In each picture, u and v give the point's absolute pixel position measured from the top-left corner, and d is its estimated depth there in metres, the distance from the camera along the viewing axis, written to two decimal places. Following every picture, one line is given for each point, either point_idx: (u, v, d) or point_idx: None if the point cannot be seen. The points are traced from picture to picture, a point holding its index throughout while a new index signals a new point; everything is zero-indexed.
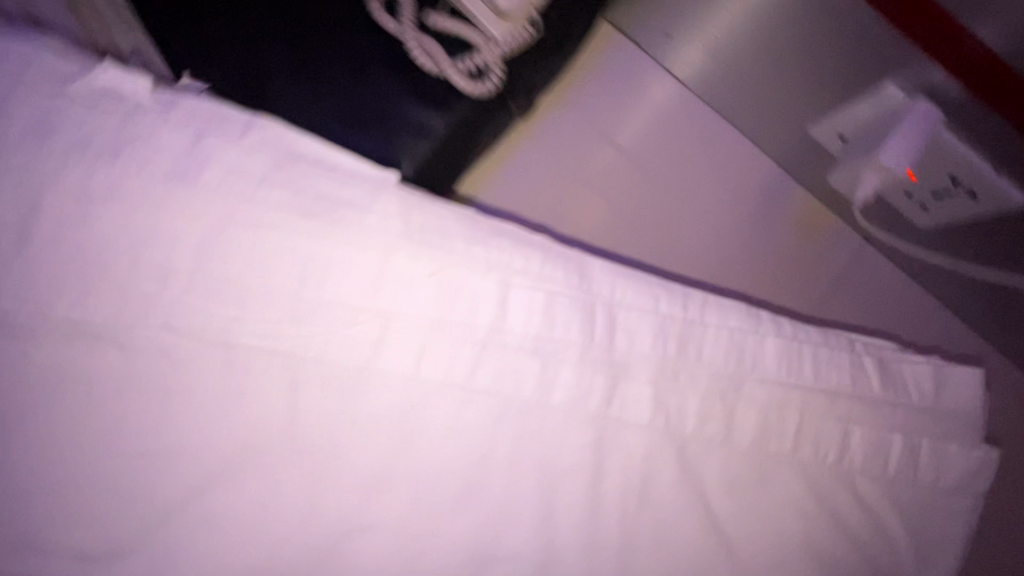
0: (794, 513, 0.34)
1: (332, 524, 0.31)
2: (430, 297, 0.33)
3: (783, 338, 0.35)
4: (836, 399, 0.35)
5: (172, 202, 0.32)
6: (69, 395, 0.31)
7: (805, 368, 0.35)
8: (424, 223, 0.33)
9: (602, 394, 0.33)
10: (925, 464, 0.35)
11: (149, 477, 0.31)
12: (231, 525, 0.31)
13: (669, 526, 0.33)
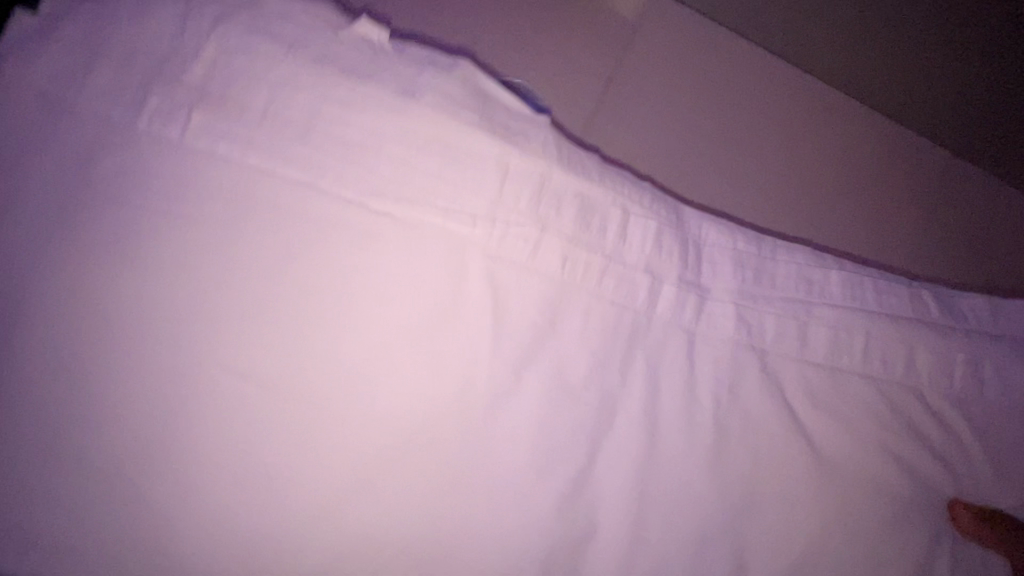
0: (871, 414, 0.38)
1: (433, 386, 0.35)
2: (574, 218, 0.38)
3: (848, 272, 0.41)
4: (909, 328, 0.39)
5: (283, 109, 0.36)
6: (202, 231, 0.35)
7: (872, 295, 0.41)
8: (578, 163, 0.40)
9: (693, 309, 0.39)
10: (992, 381, 0.39)
11: (271, 309, 0.34)
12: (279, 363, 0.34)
13: (760, 422, 0.37)
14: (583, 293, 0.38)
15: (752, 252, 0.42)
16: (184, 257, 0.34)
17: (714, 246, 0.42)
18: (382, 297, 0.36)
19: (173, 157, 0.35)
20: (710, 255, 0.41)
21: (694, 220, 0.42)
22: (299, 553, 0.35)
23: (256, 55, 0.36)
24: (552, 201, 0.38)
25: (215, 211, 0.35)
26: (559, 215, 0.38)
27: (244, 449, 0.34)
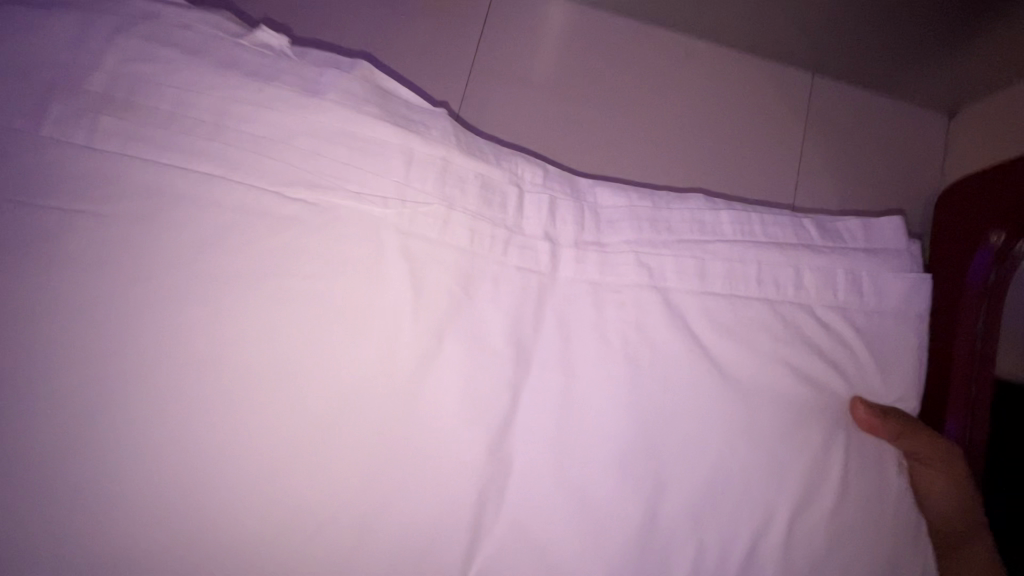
0: (770, 339, 0.41)
1: (352, 354, 0.36)
2: (475, 192, 0.41)
3: (736, 212, 0.44)
4: (790, 256, 0.43)
5: (188, 100, 0.37)
6: (102, 230, 0.34)
7: (756, 230, 0.44)
8: (474, 145, 0.43)
9: (595, 262, 0.41)
10: (868, 288, 0.44)
11: (172, 292, 0.35)
12: (176, 344, 0.34)
13: (667, 354, 0.40)
14: (491, 262, 0.40)
15: (647, 207, 0.44)
16: (83, 258, 0.34)
17: (612, 206, 0.44)
18: (294, 278, 0.36)
19: (70, 162, 0.35)
20: (605, 212, 0.44)
21: (586, 186, 0.45)
22: (232, 535, 0.34)
23: (143, 67, 0.37)
24: (456, 182, 0.40)
25: (116, 214, 0.35)
26: (463, 194, 0.40)
27: (160, 429, 0.34)
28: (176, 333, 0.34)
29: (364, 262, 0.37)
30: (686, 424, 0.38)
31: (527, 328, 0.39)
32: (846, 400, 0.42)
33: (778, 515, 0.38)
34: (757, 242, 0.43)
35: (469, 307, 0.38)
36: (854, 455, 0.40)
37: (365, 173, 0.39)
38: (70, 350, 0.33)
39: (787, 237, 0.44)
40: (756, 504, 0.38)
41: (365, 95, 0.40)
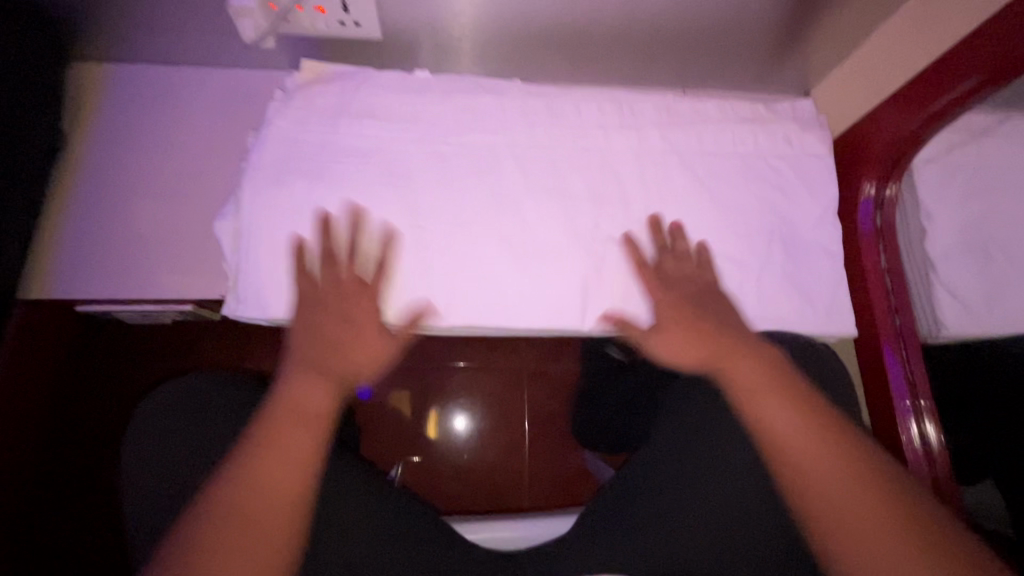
0: (765, 180, 0.63)
1: (515, 207, 0.59)
2: (546, 114, 0.63)
3: (726, 106, 0.65)
4: (758, 132, 0.64)
5: (395, 92, 0.62)
6: (375, 159, 0.59)
7: (739, 116, 0.65)
8: (549, 88, 0.64)
9: (635, 141, 0.63)
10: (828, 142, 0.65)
11: (404, 183, 0.58)
12: (397, 212, 0.57)
13: (692, 195, 0.62)
14: (575, 151, 0.62)
15: (664, 106, 0.64)
16: (358, 172, 0.58)
17: (643, 107, 0.64)
18: (451, 177, 0.59)
19: (362, 136, 0.60)
20: (640, 110, 0.64)
21: (628, 94, 0.64)
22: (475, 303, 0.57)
23: (379, 83, 0.62)
24: (544, 111, 0.63)
25: (376, 154, 0.59)
26: (542, 116, 0.62)
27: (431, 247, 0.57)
28: (414, 201, 0.58)
29: (488, 162, 0.60)
30: (702, 224, 0.61)
31: (602, 188, 0.61)
32: (816, 228, 0.62)
33: (796, 282, 0.60)
34: (755, 125, 0.64)
35: (570, 174, 0.61)
36: (830, 242, 0.62)
37: (480, 119, 0.62)
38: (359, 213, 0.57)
39: (756, 118, 0.65)
40: (776, 275, 0.60)
41: (492, 81, 0.64)
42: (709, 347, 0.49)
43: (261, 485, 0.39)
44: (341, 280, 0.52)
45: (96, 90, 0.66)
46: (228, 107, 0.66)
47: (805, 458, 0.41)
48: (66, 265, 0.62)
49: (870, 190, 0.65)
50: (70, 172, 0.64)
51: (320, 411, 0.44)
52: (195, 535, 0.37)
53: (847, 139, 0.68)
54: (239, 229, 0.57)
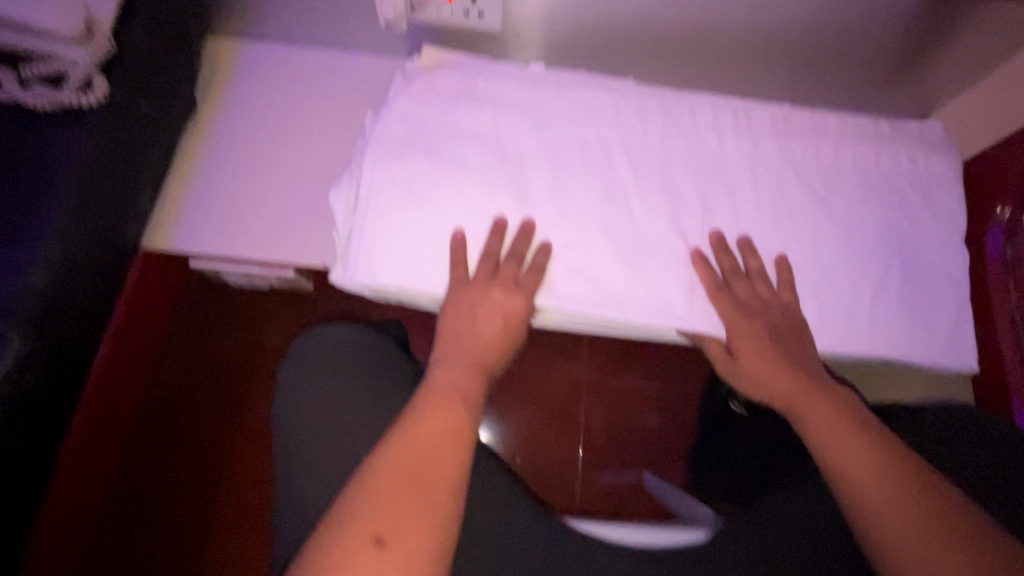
0: (886, 200, 0.60)
1: (624, 205, 0.59)
2: (660, 116, 0.62)
3: (846, 124, 0.63)
4: (879, 149, 0.62)
5: (512, 81, 0.63)
6: (490, 145, 0.60)
7: (861, 133, 0.63)
8: (663, 91, 0.64)
9: (750, 149, 0.61)
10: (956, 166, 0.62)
11: (517, 172, 0.59)
12: (509, 200, 0.58)
13: (807, 209, 0.59)
14: (688, 154, 0.61)
15: (781, 116, 0.63)
16: (473, 156, 0.59)
17: (760, 115, 0.63)
18: (564, 168, 0.60)
19: (479, 122, 0.61)
20: (755, 119, 0.63)
21: (743, 102, 0.63)
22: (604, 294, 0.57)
23: (498, 73, 0.63)
24: (658, 113, 0.62)
25: (491, 141, 0.60)
26: (656, 118, 0.62)
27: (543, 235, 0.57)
28: (525, 190, 0.59)
29: (600, 157, 0.60)
30: (817, 239, 0.58)
31: (713, 193, 0.60)
32: (940, 255, 0.59)
33: (918, 308, 0.57)
34: (878, 144, 0.62)
35: (682, 176, 0.60)
36: (955, 271, 0.58)
37: (594, 114, 0.62)
38: (474, 197, 0.58)
39: (879, 136, 0.62)
40: (896, 300, 0.57)
41: (607, 79, 0.64)
42: (790, 376, 0.52)
43: (425, 445, 0.45)
44: (499, 273, 0.55)
45: (228, 63, 0.70)
46: (348, 88, 0.69)
47: (866, 476, 0.45)
48: (188, 220, 0.64)
49: (1003, 212, 0.59)
50: (198, 135, 0.67)
51: (465, 391, 0.50)
52: (376, 475, 0.43)
53: (983, 161, 0.63)
54: (351, 199, 0.58)
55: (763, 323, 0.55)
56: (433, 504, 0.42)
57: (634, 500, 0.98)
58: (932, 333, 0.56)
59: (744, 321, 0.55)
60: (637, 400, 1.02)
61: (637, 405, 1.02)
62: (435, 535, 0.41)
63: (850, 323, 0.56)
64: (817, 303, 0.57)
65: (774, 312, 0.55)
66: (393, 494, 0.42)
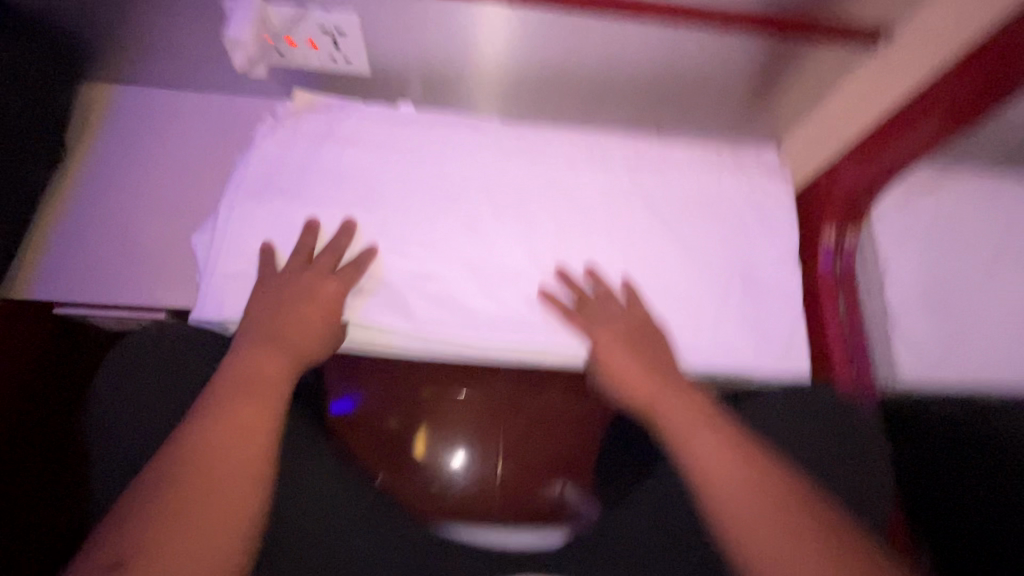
0: (728, 223, 0.65)
1: (486, 239, 0.62)
2: (519, 150, 0.66)
3: (693, 154, 0.68)
4: (722, 177, 0.67)
5: (378, 123, 0.65)
6: (355, 187, 0.62)
7: (706, 163, 0.68)
8: (523, 128, 0.67)
9: (603, 179, 0.65)
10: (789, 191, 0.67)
11: (381, 210, 0.62)
12: (370, 238, 0.61)
13: (655, 234, 0.64)
14: (545, 188, 0.64)
15: (632, 147, 0.68)
16: (337, 198, 0.62)
17: (613, 147, 0.67)
18: (426, 203, 0.63)
19: (345, 164, 0.63)
20: (608, 150, 0.67)
21: (598, 135, 0.68)
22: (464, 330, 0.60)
23: (363, 116, 0.66)
24: (518, 148, 0.66)
25: (354, 181, 0.63)
26: (514, 152, 0.66)
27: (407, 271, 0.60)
28: (391, 228, 0.61)
29: (460, 191, 0.63)
30: (665, 261, 0.63)
31: (569, 223, 0.63)
32: (778, 273, 0.64)
33: (756, 323, 0.62)
34: (722, 174, 0.67)
35: (538, 209, 0.64)
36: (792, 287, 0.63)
37: (455, 150, 0.65)
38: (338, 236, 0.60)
39: (722, 166, 0.68)
40: (737, 316, 0.62)
41: (472, 117, 0.68)
42: (649, 381, 0.53)
43: (221, 440, 0.42)
44: (314, 265, 0.57)
45: (100, 110, 0.70)
46: (224, 132, 0.71)
47: (678, 461, 0.47)
48: (63, 274, 0.65)
49: (830, 235, 0.65)
50: (70, 185, 0.68)
51: (270, 381, 0.48)
52: (170, 476, 0.39)
53: (809, 190, 0.69)
54: (214, 243, 0.59)
55: (613, 345, 0.58)
56: (229, 500, 0.39)
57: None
58: (766, 342, 0.61)
59: (601, 333, 0.57)
60: None
61: None
62: (234, 529, 0.38)
63: (691, 337, 0.61)
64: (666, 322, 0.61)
65: (629, 320, 0.58)
66: (189, 492, 0.39)
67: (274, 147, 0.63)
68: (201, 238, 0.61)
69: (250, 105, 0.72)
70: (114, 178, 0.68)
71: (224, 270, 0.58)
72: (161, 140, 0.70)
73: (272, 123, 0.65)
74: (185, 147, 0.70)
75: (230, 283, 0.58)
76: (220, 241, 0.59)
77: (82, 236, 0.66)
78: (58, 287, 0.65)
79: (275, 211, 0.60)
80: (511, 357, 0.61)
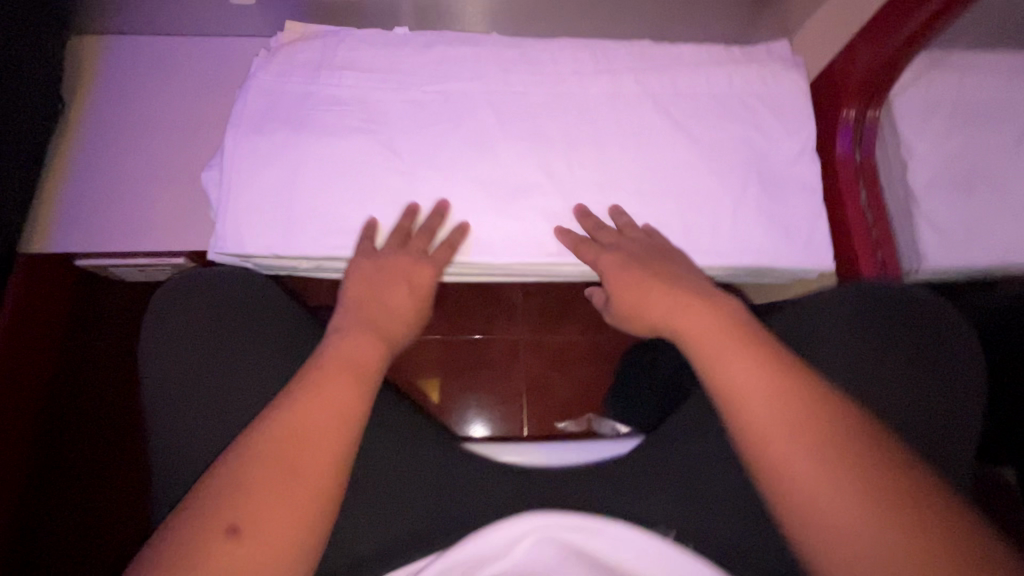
0: (742, 119, 0.63)
1: (495, 154, 0.61)
2: (520, 62, 0.64)
3: (700, 53, 0.65)
4: (732, 72, 0.64)
5: (374, 46, 0.64)
6: (358, 111, 0.61)
7: (714, 61, 0.65)
8: (522, 41, 0.65)
9: (609, 85, 0.63)
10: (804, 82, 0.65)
11: (386, 133, 0.60)
12: (378, 162, 0.59)
13: (667, 136, 0.62)
14: (550, 99, 0.63)
15: (637, 52, 0.65)
16: (340, 123, 0.60)
17: (617, 53, 0.65)
18: (431, 123, 0.61)
19: (345, 89, 0.62)
20: (613, 57, 0.65)
21: (601, 43, 0.66)
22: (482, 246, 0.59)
23: (358, 40, 0.64)
24: (519, 61, 0.64)
25: (357, 106, 0.61)
26: (516, 66, 0.64)
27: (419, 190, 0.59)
28: (398, 150, 0.60)
29: (466, 109, 0.62)
30: (680, 163, 0.61)
31: (578, 132, 0.62)
32: (798, 165, 0.62)
33: (779, 216, 0.60)
34: (733, 69, 0.64)
35: (545, 120, 0.62)
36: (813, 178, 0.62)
37: (457, 68, 0.63)
38: (345, 162, 0.59)
39: (732, 61, 0.65)
40: (758, 211, 0.60)
41: (469, 34, 0.66)
42: (662, 294, 0.52)
43: (313, 425, 0.43)
44: (408, 245, 0.57)
45: (92, 62, 0.69)
46: (218, 73, 0.69)
47: (748, 393, 0.42)
48: (74, 224, 0.64)
49: (850, 115, 0.64)
50: (71, 138, 0.67)
51: (363, 360, 0.48)
52: (245, 458, 0.41)
53: (826, 73, 0.67)
54: (221, 177, 0.59)
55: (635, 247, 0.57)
56: (313, 485, 0.41)
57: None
58: (790, 236, 0.60)
59: (604, 259, 0.56)
60: (576, 355, 1.08)
61: (578, 358, 1.08)
62: (303, 525, 0.40)
63: (711, 239, 0.59)
64: (685, 223, 0.60)
65: (635, 246, 0.56)
66: (262, 475, 0.40)
67: (270, 78, 0.62)
68: (208, 176, 0.60)
69: (242, 46, 0.71)
70: (114, 128, 0.67)
71: (235, 203, 0.58)
72: (156, 86, 0.69)
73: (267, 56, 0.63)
74: (180, 91, 0.69)
75: (243, 215, 0.57)
76: (228, 176, 0.59)
77: (88, 186, 0.65)
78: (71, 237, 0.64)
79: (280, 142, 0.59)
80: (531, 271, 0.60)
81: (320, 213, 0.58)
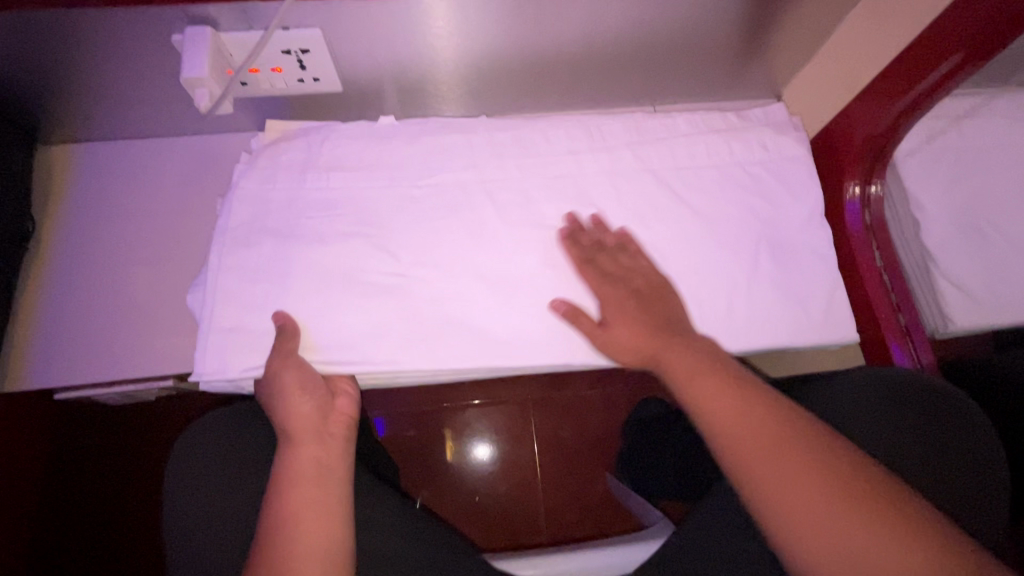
0: (744, 189, 0.61)
1: (496, 248, 0.58)
2: (514, 146, 0.61)
3: (696, 121, 0.64)
4: (731, 138, 0.62)
5: (358, 145, 0.61)
6: (349, 216, 0.58)
7: (710, 127, 0.64)
8: (512, 122, 0.63)
9: (608, 164, 0.61)
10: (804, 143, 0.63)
11: (381, 237, 0.57)
12: (374, 267, 0.56)
13: (671, 213, 0.60)
14: (549, 183, 0.60)
15: (632, 124, 0.63)
16: (331, 231, 0.57)
17: (612, 127, 0.63)
18: (426, 220, 0.58)
19: (333, 194, 0.59)
20: (608, 132, 0.63)
21: (594, 117, 0.63)
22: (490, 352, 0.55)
23: (343, 138, 0.61)
24: (512, 145, 0.62)
25: (346, 210, 0.58)
26: (508, 151, 0.61)
27: (421, 297, 0.56)
28: (394, 253, 0.57)
29: (462, 201, 0.59)
30: (687, 240, 0.59)
31: (582, 216, 0.59)
32: (805, 231, 0.60)
33: (794, 288, 0.58)
34: (730, 134, 0.63)
35: (544, 206, 0.59)
36: (823, 245, 0.60)
37: (449, 158, 0.61)
38: (340, 270, 0.56)
39: (728, 127, 0.63)
40: (774, 285, 0.58)
41: (458, 117, 0.64)
42: None
43: (303, 540, 0.43)
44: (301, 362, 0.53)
45: (62, 174, 0.66)
46: (201, 175, 0.67)
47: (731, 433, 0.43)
48: (57, 350, 0.61)
49: (854, 189, 0.64)
50: (47, 257, 0.64)
51: (319, 469, 0.48)
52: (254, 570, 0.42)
53: (826, 134, 0.66)
54: (209, 297, 0.55)
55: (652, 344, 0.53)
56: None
57: (604, 507, 0.99)
58: (809, 309, 0.58)
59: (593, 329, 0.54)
60: (586, 410, 1.04)
61: (588, 414, 1.04)
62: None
63: (729, 319, 0.57)
64: (698, 304, 0.57)
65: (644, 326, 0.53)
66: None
67: (254, 186, 0.58)
68: (198, 297, 0.57)
69: (221, 143, 0.68)
70: (91, 243, 0.64)
71: (226, 326, 0.54)
72: (132, 195, 0.66)
73: (250, 161, 0.60)
74: (162, 198, 0.66)
75: (236, 338, 0.54)
76: (216, 297, 0.55)
77: (69, 309, 0.62)
78: (56, 365, 0.61)
79: (270, 257, 0.56)
80: (547, 368, 0.57)
81: (316, 328, 0.54)
